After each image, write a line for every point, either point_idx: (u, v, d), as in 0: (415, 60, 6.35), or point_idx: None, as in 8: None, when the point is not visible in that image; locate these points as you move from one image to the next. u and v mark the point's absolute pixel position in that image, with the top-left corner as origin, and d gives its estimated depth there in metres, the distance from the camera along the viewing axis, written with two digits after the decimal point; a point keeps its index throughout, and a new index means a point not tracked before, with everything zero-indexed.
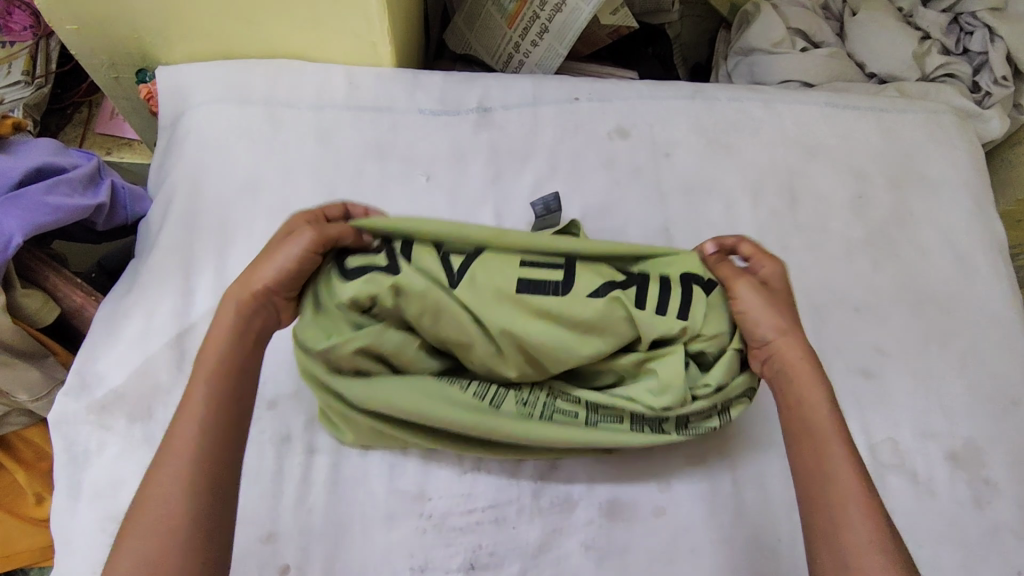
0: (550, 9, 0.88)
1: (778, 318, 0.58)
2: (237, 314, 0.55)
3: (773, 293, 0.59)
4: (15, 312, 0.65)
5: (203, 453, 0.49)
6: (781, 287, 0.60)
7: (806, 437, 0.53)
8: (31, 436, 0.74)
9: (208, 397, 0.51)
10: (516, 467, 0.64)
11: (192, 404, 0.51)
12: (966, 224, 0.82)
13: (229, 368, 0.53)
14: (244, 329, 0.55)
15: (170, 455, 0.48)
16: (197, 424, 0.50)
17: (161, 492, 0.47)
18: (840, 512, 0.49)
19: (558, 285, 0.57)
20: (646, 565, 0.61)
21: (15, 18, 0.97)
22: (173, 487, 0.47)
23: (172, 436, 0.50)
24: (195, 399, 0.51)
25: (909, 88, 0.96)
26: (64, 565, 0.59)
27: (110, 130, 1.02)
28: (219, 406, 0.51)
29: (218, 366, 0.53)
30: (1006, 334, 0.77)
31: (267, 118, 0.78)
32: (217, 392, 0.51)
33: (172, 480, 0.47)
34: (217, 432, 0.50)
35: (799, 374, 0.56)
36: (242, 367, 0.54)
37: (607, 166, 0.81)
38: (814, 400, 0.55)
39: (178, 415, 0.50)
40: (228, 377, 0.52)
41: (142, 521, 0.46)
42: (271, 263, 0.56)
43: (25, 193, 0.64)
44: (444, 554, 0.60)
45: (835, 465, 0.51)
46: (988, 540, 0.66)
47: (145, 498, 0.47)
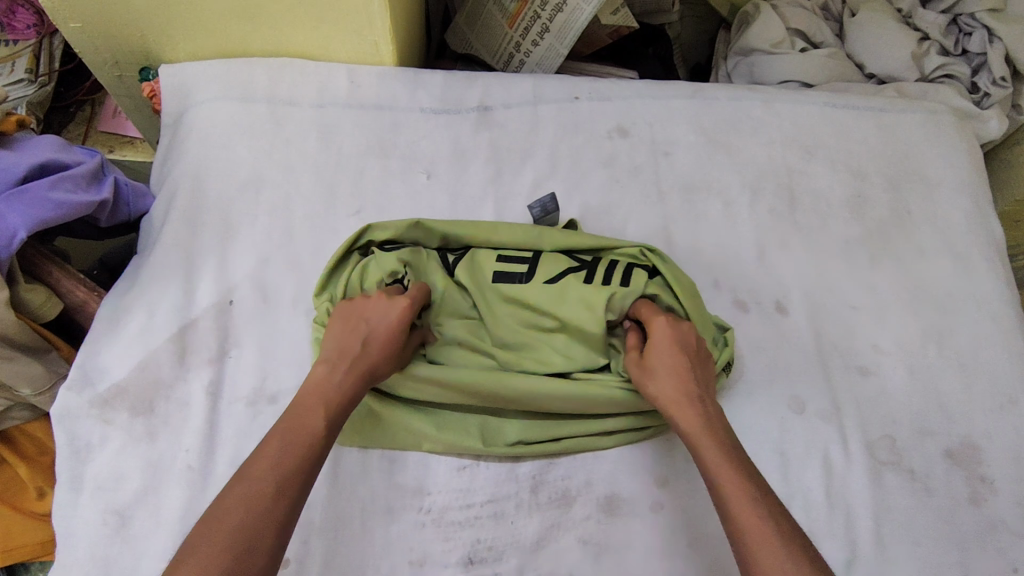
0: (551, 9, 0.88)
1: (662, 386, 0.58)
2: (358, 381, 0.56)
3: (645, 359, 0.60)
4: (18, 306, 0.65)
5: (291, 485, 0.48)
6: (653, 353, 0.60)
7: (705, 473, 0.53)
8: (36, 431, 0.75)
9: (311, 444, 0.51)
10: (515, 463, 0.64)
11: (290, 441, 0.51)
12: (964, 223, 0.83)
13: (333, 423, 0.53)
14: (354, 401, 0.55)
15: (256, 489, 0.47)
16: (291, 467, 0.49)
17: (238, 522, 0.45)
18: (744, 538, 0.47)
19: (522, 274, 0.66)
20: (644, 559, 0.62)
21: (19, 17, 0.96)
22: (254, 524, 0.46)
23: (263, 463, 0.49)
24: (296, 437, 0.51)
25: (908, 88, 0.97)
26: (67, 559, 0.60)
27: (113, 128, 1.04)
28: (314, 456, 0.51)
29: (326, 420, 0.53)
30: (1005, 333, 0.77)
31: (269, 116, 0.78)
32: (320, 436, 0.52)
33: (253, 515, 0.46)
34: (305, 484, 0.49)
35: (688, 421, 0.56)
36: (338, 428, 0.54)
37: (607, 164, 0.81)
38: (709, 451, 0.53)
39: (275, 440, 0.50)
40: (330, 432, 0.53)
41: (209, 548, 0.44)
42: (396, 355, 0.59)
43: (30, 188, 0.64)
44: (442, 548, 0.61)
45: (732, 497, 0.50)
46: (986, 537, 0.66)
47: (215, 522, 0.46)
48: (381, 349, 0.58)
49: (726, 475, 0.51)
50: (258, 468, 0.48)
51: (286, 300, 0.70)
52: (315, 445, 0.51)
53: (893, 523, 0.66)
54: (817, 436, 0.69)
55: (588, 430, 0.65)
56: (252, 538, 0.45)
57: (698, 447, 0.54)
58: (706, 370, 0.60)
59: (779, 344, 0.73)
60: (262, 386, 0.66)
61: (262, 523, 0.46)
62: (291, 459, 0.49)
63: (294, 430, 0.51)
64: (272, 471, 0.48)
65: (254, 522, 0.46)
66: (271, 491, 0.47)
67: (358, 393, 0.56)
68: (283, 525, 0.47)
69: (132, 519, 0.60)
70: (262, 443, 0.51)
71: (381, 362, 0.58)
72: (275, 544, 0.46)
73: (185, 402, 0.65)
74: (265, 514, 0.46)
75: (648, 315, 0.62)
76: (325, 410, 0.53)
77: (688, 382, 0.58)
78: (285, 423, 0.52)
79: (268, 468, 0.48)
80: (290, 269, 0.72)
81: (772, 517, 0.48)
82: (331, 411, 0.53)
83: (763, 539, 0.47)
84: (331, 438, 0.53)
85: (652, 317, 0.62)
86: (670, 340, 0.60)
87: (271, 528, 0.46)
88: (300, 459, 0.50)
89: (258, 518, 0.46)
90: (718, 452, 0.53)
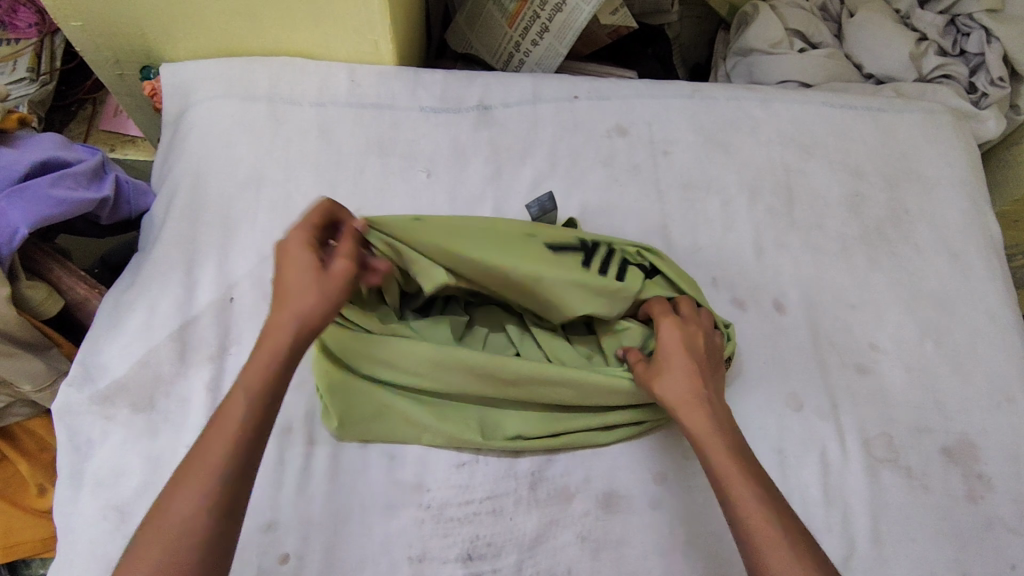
0: (550, 9, 0.89)
1: (671, 385, 0.58)
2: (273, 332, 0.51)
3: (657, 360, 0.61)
4: (19, 303, 0.66)
5: (224, 461, 0.47)
6: (664, 352, 0.60)
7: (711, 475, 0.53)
8: (36, 427, 0.75)
9: (242, 430, 0.48)
10: (514, 459, 0.65)
11: (223, 418, 0.49)
12: (962, 223, 0.83)
13: (261, 400, 0.50)
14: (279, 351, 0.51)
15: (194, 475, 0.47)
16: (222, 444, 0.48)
17: (176, 525, 0.45)
18: (750, 540, 0.48)
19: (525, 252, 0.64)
20: (642, 556, 0.62)
21: (21, 16, 0.98)
22: (192, 525, 0.45)
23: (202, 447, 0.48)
24: (227, 412, 0.49)
25: (906, 88, 0.97)
26: (67, 554, 0.60)
27: (115, 127, 1.04)
28: (251, 440, 0.49)
29: (251, 385, 0.50)
30: (1001, 332, 0.77)
31: (269, 114, 0.79)
32: (249, 403, 0.49)
33: (190, 517, 0.45)
34: (246, 472, 0.48)
35: (694, 423, 0.56)
36: (274, 387, 0.50)
37: (606, 163, 0.82)
38: (713, 452, 0.54)
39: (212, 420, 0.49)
40: (258, 396, 0.50)
41: (159, 539, 0.45)
42: (302, 286, 0.52)
43: (32, 185, 0.64)
44: (442, 544, 0.61)
45: (739, 497, 0.50)
46: (982, 534, 0.67)
47: (163, 513, 0.46)
48: (290, 291, 0.52)
49: (730, 478, 0.52)
50: (195, 472, 0.47)
51: None
52: (247, 430, 0.49)
53: (890, 520, 0.66)
54: (815, 434, 0.69)
55: (588, 423, 0.65)
56: (194, 523, 0.45)
57: (702, 446, 0.55)
58: (713, 371, 0.61)
59: (777, 342, 0.73)
60: None
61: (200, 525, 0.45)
62: (225, 453, 0.47)
63: (223, 406, 0.50)
64: (209, 468, 0.47)
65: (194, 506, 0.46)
66: (207, 490, 0.46)
67: (281, 342, 0.51)
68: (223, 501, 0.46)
69: (132, 515, 0.61)
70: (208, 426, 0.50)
71: (297, 300, 0.52)
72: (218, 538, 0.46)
73: (186, 399, 0.65)
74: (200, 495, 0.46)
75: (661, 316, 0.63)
76: (250, 374, 0.50)
77: (696, 383, 0.58)
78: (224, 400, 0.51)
79: (203, 466, 0.47)
80: None
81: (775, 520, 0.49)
82: (255, 386, 0.50)
83: (773, 540, 0.48)
84: (264, 416, 0.50)
85: (666, 317, 0.62)
86: (683, 342, 0.60)
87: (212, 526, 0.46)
88: (236, 448, 0.48)
89: (196, 518, 0.45)
90: (723, 453, 0.53)
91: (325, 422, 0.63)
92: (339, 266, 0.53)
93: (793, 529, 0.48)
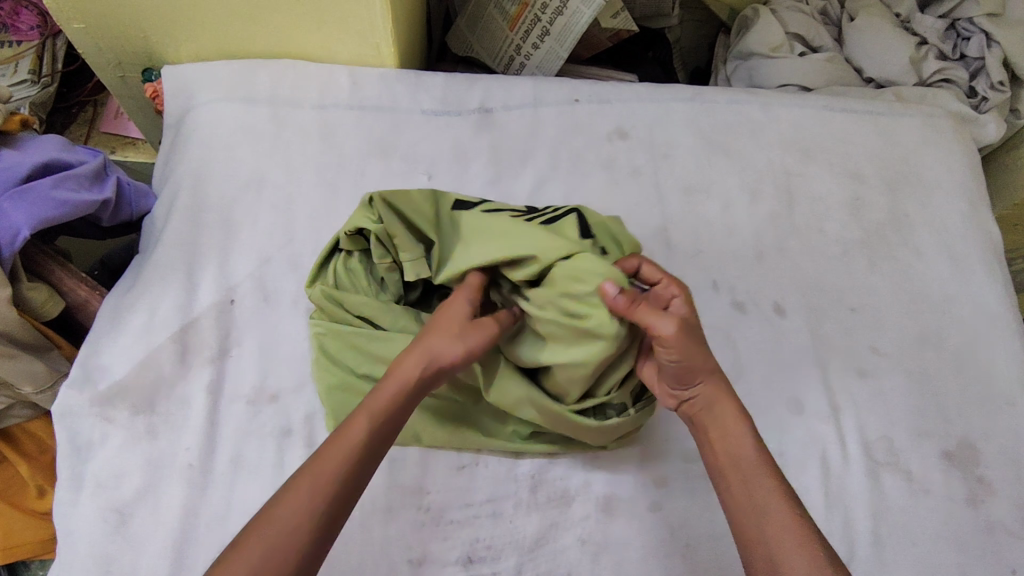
0: (551, 12, 0.89)
1: (703, 360, 0.54)
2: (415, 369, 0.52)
3: (686, 323, 0.54)
4: (20, 305, 0.66)
5: (339, 485, 0.48)
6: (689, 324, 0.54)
7: (732, 465, 0.53)
8: (36, 429, 0.75)
9: (360, 454, 0.49)
10: (515, 461, 0.65)
11: (345, 438, 0.49)
12: (961, 227, 0.83)
13: (381, 428, 0.51)
14: (411, 389, 0.52)
15: (313, 487, 0.47)
16: (345, 464, 0.48)
17: (279, 536, 0.45)
18: (772, 534, 0.49)
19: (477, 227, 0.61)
20: (642, 559, 0.62)
21: (23, 18, 0.99)
22: (295, 535, 0.45)
23: (323, 461, 0.48)
24: (348, 436, 0.50)
25: (906, 92, 0.98)
26: (66, 557, 0.60)
27: (115, 128, 1.04)
28: (362, 464, 0.49)
29: (382, 410, 0.51)
30: (1002, 335, 0.77)
31: (271, 116, 0.79)
32: (375, 431, 0.50)
33: (295, 529, 0.45)
34: (349, 501, 0.48)
35: (719, 411, 0.55)
36: (394, 426, 0.52)
37: (606, 166, 0.82)
38: (741, 442, 0.54)
39: (337, 434, 0.50)
40: (383, 425, 0.51)
41: (260, 540, 0.45)
42: (456, 338, 0.53)
43: (34, 186, 0.65)
44: (442, 547, 0.61)
45: (766, 491, 0.51)
46: (982, 538, 0.67)
47: (267, 515, 0.46)
48: (444, 340, 0.53)
49: (759, 470, 0.52)
50: (304, 481, 0.47)
51: (286, 299, 0.71)
52: (363, 454, 0.49)
53: (890, 524, 0.66)
54: (815, 437, 0.69)
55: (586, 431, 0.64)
56: (295, 533, 0.45)
57: (727, 435, 0.55)
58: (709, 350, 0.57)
59: (776, 345, 0.74)
60: (263, 385, 0.66)
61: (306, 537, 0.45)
62: (339, 471, 0.48)
63: (347, 424, 0.50)
64: (323, 484, 0.47)
65: (305, 515, 0.46)
66: (314, 504, 0.46)
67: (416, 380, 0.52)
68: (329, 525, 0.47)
69: (132, 517, 0.61)
70: (327, 437, 0.50)
71: (440, 343, 0.53)
72: (314, 552, 0.46)
73: (187, 401, 0.65)
74: (311, 507, 0.46)
75: (660, 275, 0.56)
76: (384, 400, 0.51)
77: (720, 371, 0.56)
78: (346, 417, 0.51)
79: (318, 480, 0.47)
80: (291, 268, 0.72)
81: (804, 516, 0.50)
82: (378, 410, 0.51)
83: (790, 533, 0.48)
84: (382, 441, 0.51)
85: (671, 277, 0.56)
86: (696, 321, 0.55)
87: (312, 541, 0.46)
88: (351, 476, 0.48)
89: (301, 527, 0.46)
90: (750, 444, 0.54)
91: (327, 423, 0.64)
92: (493, 325, 0.56)
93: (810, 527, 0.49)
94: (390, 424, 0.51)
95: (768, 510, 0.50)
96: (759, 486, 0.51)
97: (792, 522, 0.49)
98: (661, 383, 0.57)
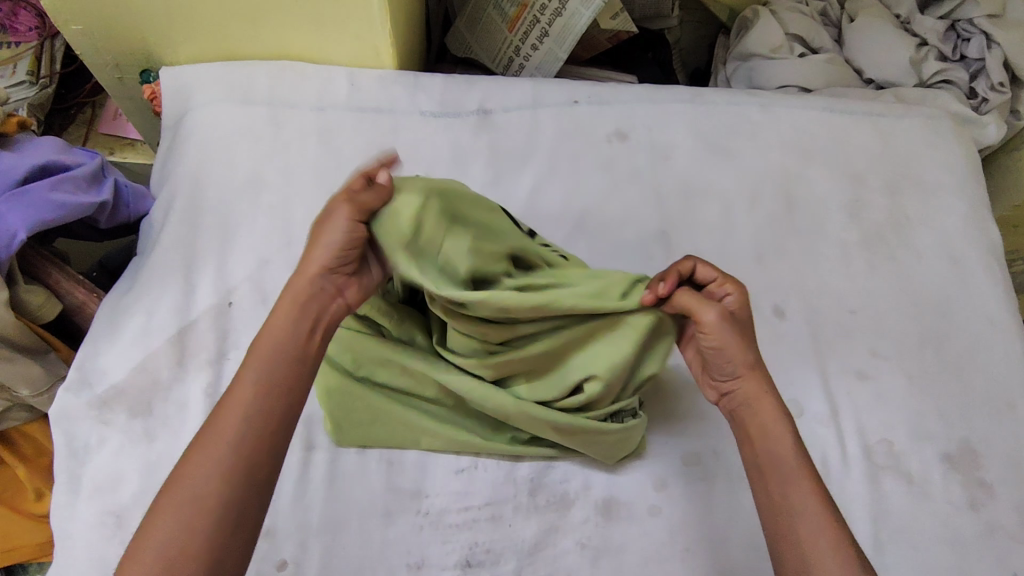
0: (550, 13, 0.89)
1: (748, 354, 0.56)
2: (298, 307, 0.52)
3: (733, 317, 0.56)
4: (17, 308, 0.66)
5: (239, 438, 0.47)
6: (738, 317, 0.56)
7: (768, 464, 0.53)
8: (32, 431, 0.74)
9: (251, 400, 0.49)
10: (513, 465, 0.65)
11: (236, 393, 0.49)
12: (963, 229, 0.83)
13: (275, 371, 0.50)
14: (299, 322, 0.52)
15: (213, 448, 0.47)
16: (240, 414, 0.48)
17: (180, 503, 0.45)
18: (804, 534, 0.49)
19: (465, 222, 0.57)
20: (642, 562, 0.61)
21: (21, 19, 0.99)
22: (196, 509, 0.45)
23: (220, 419, 0.48)
24: (238, 389, 0.49)
25: (906, 93, 0.98)
26: (63, 561, 0.59)
27: (114, 130, 1.03)
28: (261, 407, 0.49)
29: (272, 357, 0.51)
30: (1002, 337, 0.77)
31: (270, 118, 0.79)
32: (264, 380, 0.50)
33: (199, 492, 0.45)
34: (254, 445, 0.48)
35: (761, 408, 0.55)
36: (294, 360, 0.51)
37: (606, 167, 0.82)
38: (779, 441, 0.54)
39: (228, 392, 0.50)
40: (273, 366, 0.50)
41: (171, 512, 0.45)
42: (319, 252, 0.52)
43: (31, 189, 0.65)
44: (440, 551, 0.61)
45: (800, 492, 0.51)
46: (985, 542, 0.66)
47: (174, 489, 0.46)
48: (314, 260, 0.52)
49: (794, 471, 0.52)
50: (198, 445, 0.47)
51: None
52: (257, 399, 0.49)
53: (890, 528, 0.66)
54: (814, 439, 0.69)
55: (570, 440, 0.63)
56: (200, 497, 0.45)
57: (767, 433, 0.54)
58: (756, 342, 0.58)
59: (776, 348, 0.73)
60: None
61: (207, 504, 0.45)
62: (234, 424, 0.48)
63: (239, 378, 0.50)
64: (218, 441, 0.47)
65: (208, 474, 0.46)
66: (213, 463, 0.46)
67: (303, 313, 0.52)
68: (239, 471, 0.47)
69: (129, 521, 0.60)
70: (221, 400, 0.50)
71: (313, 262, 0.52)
72: (236, 503, 0.46)
73: (184, 403, 0.65)
74: (210, 465, 0.46)
75: (713, 272, 0.57)
76: (274, 346, 0.51)
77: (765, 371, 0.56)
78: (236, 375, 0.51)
79: (213, 439, 0.47)
80: (289, 271, 0.72)
81: (838, 521, 0.49)
82: (268, 351, 0.51)
83: (817, 537, 0.49)
84: (279, 380, 0.50)
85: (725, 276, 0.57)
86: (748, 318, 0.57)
87: (224, 518, 0.45)
88: (247, 423, 0.48)
89: (206, 488, 0.46)
90: (790, 445, 0.53)
91: (326, 426, 0.64)
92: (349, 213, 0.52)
93: (842, 531, 0.49)
94: (277, 382, 0.50)
95: (798, 509, 0.50)
96: (797, 486, 0.51)
97: (823, 524, 0.49)
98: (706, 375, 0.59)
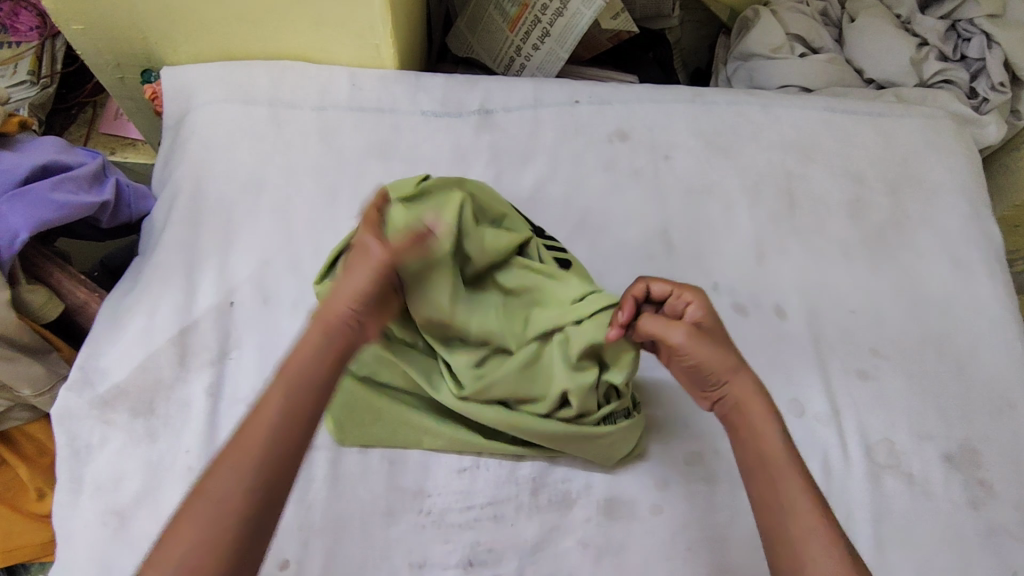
0: (551, 13, 0.89)
1: (726, 359, 0.56)
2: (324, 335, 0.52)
3: (699, 329, 0.57)
4: (19, 307, 0.66)
5: (262, 461, 0.47)
6: (706, 330, 0.57)
7: (760, 463, 0.53)
8: (36, 430, 0.74)
9: (274, 423, 0.48)
10: (515, 465, 0.65)
11: (259, 416, 0.49)
12: (963, 229, 0.83)
13: (300, 397, 0.50)
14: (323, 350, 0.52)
15: (235, 472, 0.46)
16: (264, 439, 0.48)
17: (199, 525, 0.45)
18: (797, 534, 0.49)
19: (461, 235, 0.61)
20: (644, 562, 0.62)
21: (22, 19, 0.99)
22: (217, 533, 0.45)
23: (243, 441, 0.48)
24: (262, 412, 0.49)
25: (906, 93, 0.97)
26: (65, 560, 0.60)
27: (115, 130, 1.03)
28: (284, 433, 0.48)
29: (297, 383, 0.50)
30: (1002, 337, 0.77)
31: (270, 118, 0.79)
32: (290, 405, 0.49)
33: (218, 516, 0.45)
34: (275, 471, 0.47)
35: (752, 408, 0.55)
36: (319, 388, 0.51)
37: (607, 167, 0.82)
38: (771, 440, 0.53)
39: (253, 413, 0.49)
40: (297, 392, 0.50)
41: (189, 532, 0.45)
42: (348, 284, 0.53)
43: (33, 189, 0.65)
44: (442, 551, 0.61)
45: (791, 491, 0.51)
46: (986, 541, 0.66)
47: (193, 508, 0.46)
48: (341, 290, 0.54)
49: (785, 469, 0.52)
50: (220, 466, 0.47)
51: (286, 302, 0.70)
52: (281, 424, 0.48)
53: (891, 527, 0.66)
54: (815, 439, 0.69)
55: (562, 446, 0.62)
56: (220, 520, 0.45)
57: (759, 432, 0.54)
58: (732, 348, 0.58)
59: (777, 348, 0.73)
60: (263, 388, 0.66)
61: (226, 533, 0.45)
62: (258, 449, 0.47)
63: (263, 401, 0.50)
64: (242, 465, 0.47)
65: (229, 499, 0.46)
66: (235, 486, 0.46)
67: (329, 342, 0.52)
68: (261, 498, 0.46)
69: (131, 521, 0.60)
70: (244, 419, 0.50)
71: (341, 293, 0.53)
72: (253, 528, 0.46)
73: (186, 403, 0.65)
74: (232, 488, 0.46)
75: (666, 288, 0.59)
76: (299, 370, 0.51)
77: (750, 373, 0.56)
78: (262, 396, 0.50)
79: (235, 462, 0.47)
80: (290, 270, 0.72)
81: (830, 521, 0.49)
82: (294, 376, 0.50)
83: (809, 536, 0.49)
84: (304, 409, 0.50)
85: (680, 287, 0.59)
86: (716, 329, 0.58)
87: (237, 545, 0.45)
88: (271, 448, 0.48)
89: (227, 513, 0.45)
90: (781, 443, 0.53)
91: (327, 426, 0.64)
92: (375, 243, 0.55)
93: (834, 530, 0.49)
94: (299, 412, 0.49)
95: (789, 509, 0.50)
96: (788, 485, 0.51)
97: (814, 523, 0.49)
98: (692, 388, 0.59)
